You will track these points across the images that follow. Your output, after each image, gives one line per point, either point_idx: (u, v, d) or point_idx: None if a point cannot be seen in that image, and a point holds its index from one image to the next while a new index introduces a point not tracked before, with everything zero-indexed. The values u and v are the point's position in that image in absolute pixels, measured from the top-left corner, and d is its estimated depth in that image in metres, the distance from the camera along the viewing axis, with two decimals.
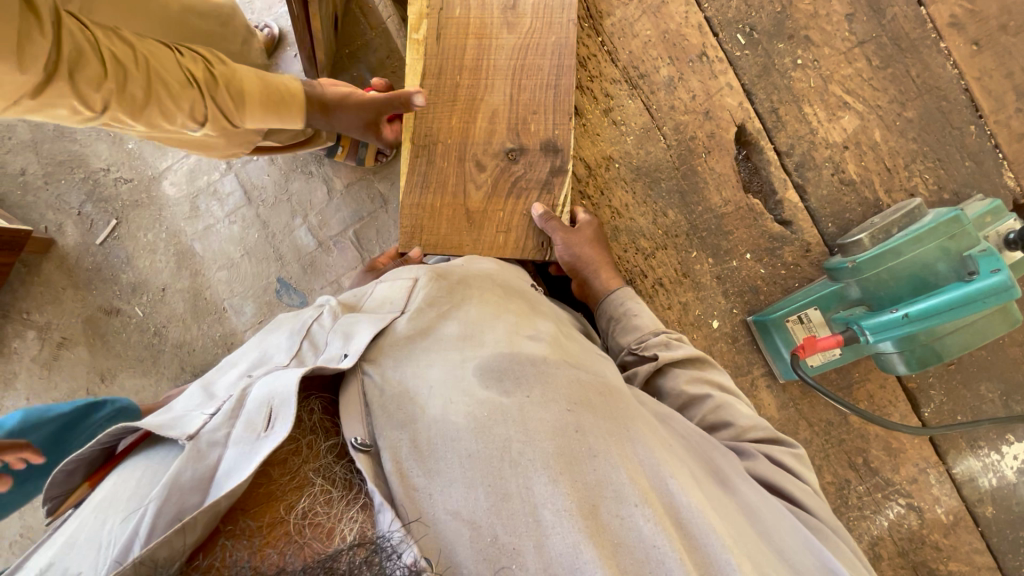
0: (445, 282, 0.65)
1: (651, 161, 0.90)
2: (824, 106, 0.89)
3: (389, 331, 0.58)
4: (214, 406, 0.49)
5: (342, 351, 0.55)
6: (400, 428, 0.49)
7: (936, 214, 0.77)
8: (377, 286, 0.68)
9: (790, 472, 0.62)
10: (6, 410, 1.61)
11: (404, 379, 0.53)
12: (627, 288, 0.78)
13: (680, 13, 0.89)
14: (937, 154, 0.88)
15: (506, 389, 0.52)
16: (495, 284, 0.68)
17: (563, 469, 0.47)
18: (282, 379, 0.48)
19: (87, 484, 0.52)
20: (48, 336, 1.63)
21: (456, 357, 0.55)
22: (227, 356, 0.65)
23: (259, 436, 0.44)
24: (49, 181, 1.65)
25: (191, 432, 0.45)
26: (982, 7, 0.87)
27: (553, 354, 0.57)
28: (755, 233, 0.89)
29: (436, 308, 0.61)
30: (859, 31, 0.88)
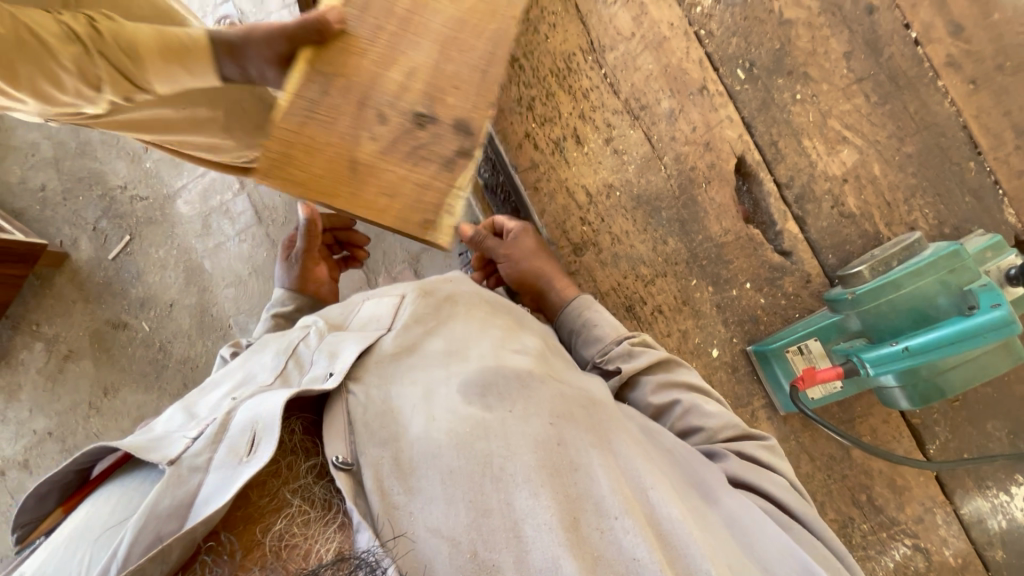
0: (432, 298, 0.70)
1: (651, 190, 0.91)
2: (824, 140, 0.90)
3: (375, 349, 0.61)
4: (196, 430, 0.49)
5: (327, 370, 0.57)
6: (382, 445, 0.50)
7: (934, 247, 0.77)
8: (365, 303, 0.73)
9: (763, 465, 0.64)
10: (10, 418, 1.76)
11: (389, 397, 0.55)
12: (586, 296, 0.82)
13: (681, 48, 0.92)
14: (937, 189, 0.89)
15: (490, 403, 0.54)
16: (481, 303, 0.72)
17: (546, 484, 0.48)
18: (267, 401, 0.48)
19: (59, 509, 0.54)
20: (56, 347, 1.79)
21: (441, 374, 0.58)
22: (209, 378, 0.67)
23: (241, 461, 0.44)
24: (69, 199, 1.85)
25: (172, 457, 0.45)
26: (979, 47, 0.89)
27: (537, 369, 0.59)
28: (755, 263, 0.90)
29: (422, 326, 0.66)
30: (858, 68, 0.90)
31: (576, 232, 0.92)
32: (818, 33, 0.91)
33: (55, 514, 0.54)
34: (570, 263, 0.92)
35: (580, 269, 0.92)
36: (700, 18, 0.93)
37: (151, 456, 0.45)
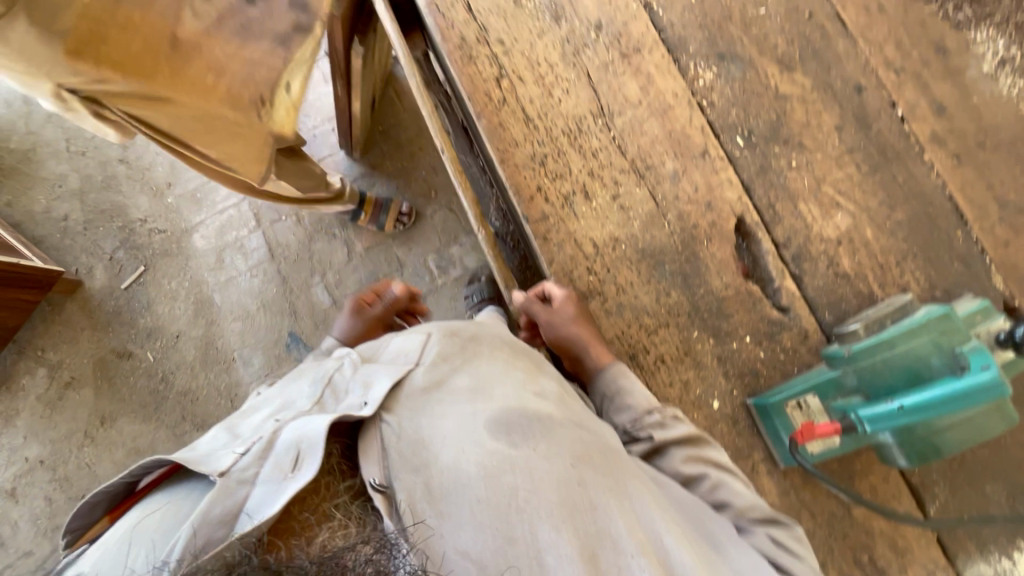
0: (457, 339, 0.79)
1: (655, 244, 0.96)
2: (819, 204, 0.96)
3: (405, 384, 0.71)
4: (243, 446, 0.62)
5: (362, 400, 0.68)
6: (417, 471, 0.61)
7: (927, 309, 0.80)
8: (393, 339, 0.82)
9: (791, 551, 0.73)
10: (4, 444, 1.84)
11: (420, 427, 0.65)
12: (620, 363, 0.90)
13: (684, 116, 0.99)
14: (927, 254, 0.93)
15: (514, 441, 0.64)
16: (501, 342, 0.81)
17: (559, 519, 0.60)
18: (308, 426, 0.60)
19: (105, 517, 0.67)
20: (58, 374, 1.89)
21: (468, 409, 0.67)
22: (252, 400, 0.79)
23: (285, 476, 0.56)
24: (88, 228, 2.00)
25: (222, 470, 0.58)
26: (960, 125, 0.96)
27: (558, 414, 0.69)
28: (754, 318, 0.93)
29: (449, 361, 0.75)
30: (849, 140, 0.97)
31: (582, 280, 0.96)
32: (811, 108, 0.98)
33: (102, 521, 0.66)
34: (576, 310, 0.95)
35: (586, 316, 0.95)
36: (703, 90, 1.00)
37: (202, 468, 0.59)
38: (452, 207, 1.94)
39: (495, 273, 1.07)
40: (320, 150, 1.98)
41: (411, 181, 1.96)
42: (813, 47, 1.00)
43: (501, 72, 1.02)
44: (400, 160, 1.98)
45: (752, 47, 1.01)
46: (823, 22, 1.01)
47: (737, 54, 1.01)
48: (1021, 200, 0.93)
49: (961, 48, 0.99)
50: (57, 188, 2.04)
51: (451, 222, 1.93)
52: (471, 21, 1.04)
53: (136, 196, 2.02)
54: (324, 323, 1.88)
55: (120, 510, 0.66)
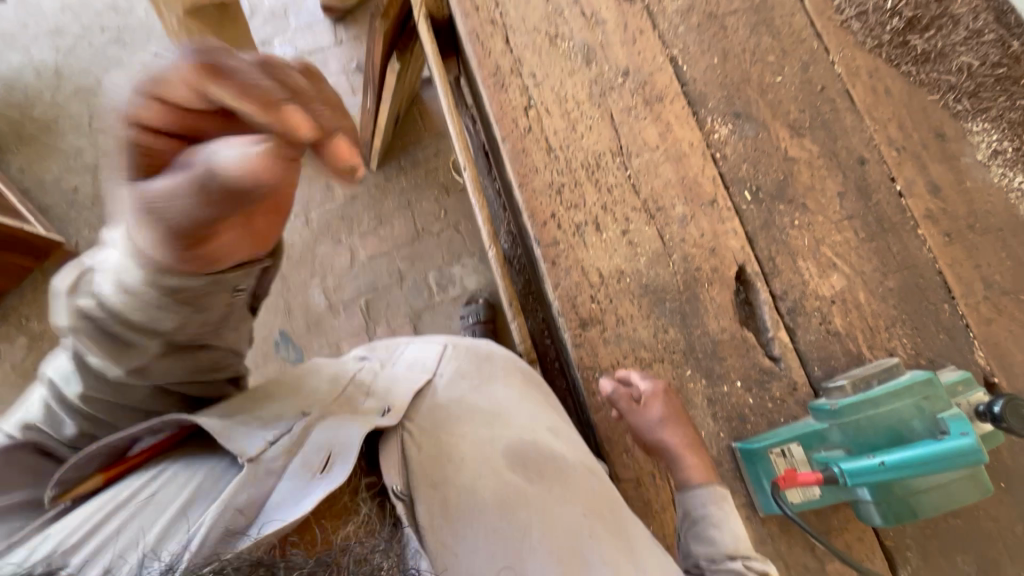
0: (473, 360, 0.91)
1: (658, 281, 0.99)
2: (817, 263, 1.00)
3: (427, 398, 0.81)
4: (271, 432, 0.70)
5: (384, 405, 0.77)
6: (434, 485, 0.68)
7: (910, 373, 0.85)
8: (406, 348, 0.95)
9: None
10: None
11: (441, 441, 0.74)
12: (719, 488, 0.85)
13: (697, 165, 1.05)
14: (914, 323, 0.97)
15: (530, 476, 0.72)
16: (515, 367, 0.95)
17: (568, 566, 0.65)
18: (341, 430, 0.69)
19: (98, 475, 0.73)
20: (38, 344, 1.86)
21: (487, 434, 0.76)
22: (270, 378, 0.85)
23: (314, 475, 0.64)
24: (96, 202, 2.02)
25: (251, 455, 0.66)
26: (952, 206, 1.02)
27: (571, 459, 0.78)
28: (746, 363, 0.96)
29: (468, 380, 0.87)
30: (849, 208, 1.02)
31: (585, 308, 0.98)
32: (817, 172, 1.04)
33: (94, 480, 0.72)
34: (575, 335, 0.97)
35: (584, 342, 0.97)
36: (717, 143, 1.06)
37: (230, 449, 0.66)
38: (459, 227, 1.97)
39: (500, 290, 1.10)
40: None
41: (423, 198, 2.00)
42: (823, 117, 1.07)
43: (530, 102, 1.08)
44: (415, 174, 2.03)
45: (767, 110, 1.07)
46: (833, 96, 1.08)
47: (752, 114, 1.07)
48: (1006, 282, 0.98)
49: (958, 136, 1.06)
50: (71, 160, 2.07)
51: (456, 242, 1.96)
52: (508, 52, 1.11)
53: None
54: (317, 325, 1.88)
55: (116, 472, 0.73)
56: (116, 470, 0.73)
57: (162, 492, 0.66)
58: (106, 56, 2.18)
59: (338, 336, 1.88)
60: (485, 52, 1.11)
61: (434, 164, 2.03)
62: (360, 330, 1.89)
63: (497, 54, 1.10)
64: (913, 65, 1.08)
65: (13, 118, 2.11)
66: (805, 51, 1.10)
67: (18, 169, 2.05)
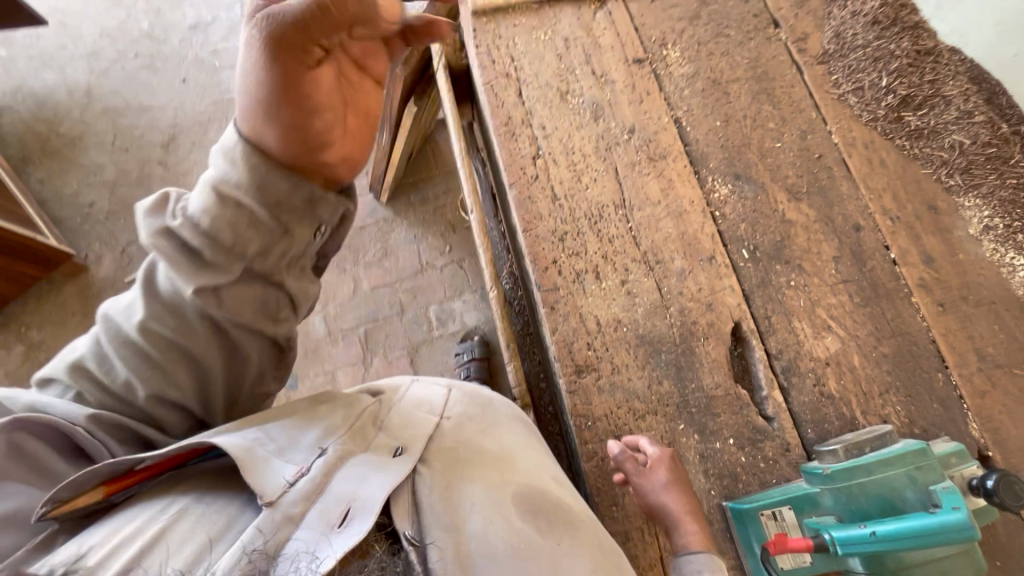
0: (481, 406, 0.96)
1: (655, 333, 1.01)
2: (812, 324, 1.01)
3: (437, 439, 0.84)
4: (294, 470, 0.70)
5: (396, 443, 0.81)
6: (447, 532, 0.69)
7: (903, 441, 0.85)
8: (416, 385, 0.99)
9: None
10: None
11: (452, 486, 0.75)
12: (712, 556, 0.80)
13: (697, 221, 1.08)
14: (908, 390, 0.97)
15: (538, 527, 0.73)
16: (517, 417, 0.99)
17: None
18: (361, 486, 0.70)
19: (103, 489, 0.68)
20: (36, 353, 2.00)
21: (497, 480, 0.78)
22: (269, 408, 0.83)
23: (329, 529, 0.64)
24: (109, 219, 2.19)
25: (272, 498, 0.65)
26: (945, 277, 1.04)
27: (580, 512, 0.79)
28: (739, 421, 0.96)
29: (475, 424, 0.90)
30: (844, 271, 1.05)
31: (581, 354, 0.99)
32: (813, 236, 1.07)
33: (95, 493, 0.68)
34: (570, 382, 0.98)
35: (579, 390, 0.97)
36: (717, 202, 1.10)
37: (258, 487, 0.66)
38: (463, 263, 2.00)
39: (498, 333, 1.12)
40: None
41: (430, 234, 2.04)
42: (820, 183, 1.11)
43: (539, 152, 1.13)
44: (424, 210, 2.07)
45: (765, 173, 1.11)
46: (830, 164, 1.12)
47: (751, 176, 1.11)
48: (1000, 355, 0.99)
49: (950, 210, 1.09)
50: (92, 177, 2.25)
51: (459, 278, 1.99)
52: (520, 104, 1.16)
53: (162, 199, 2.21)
54: (314, 352, 1.90)
55: (120, 486, 0.69)
56: (119, 484, 0.69)
57: (171, 529, 0.64)
58: (136, 79, 2.42)
59: (333, 365, 1.89)
60: (499, 103, 1.16)
61: (444, 200, 2.08)
62: (356, 360, 1.90)
63: (509, 105, 1.16)
64: (907, 140, 1.13)
65: (40, 131, 2.32)
66: (804, 120, 1.16)
67: (38, 181, 2.24)
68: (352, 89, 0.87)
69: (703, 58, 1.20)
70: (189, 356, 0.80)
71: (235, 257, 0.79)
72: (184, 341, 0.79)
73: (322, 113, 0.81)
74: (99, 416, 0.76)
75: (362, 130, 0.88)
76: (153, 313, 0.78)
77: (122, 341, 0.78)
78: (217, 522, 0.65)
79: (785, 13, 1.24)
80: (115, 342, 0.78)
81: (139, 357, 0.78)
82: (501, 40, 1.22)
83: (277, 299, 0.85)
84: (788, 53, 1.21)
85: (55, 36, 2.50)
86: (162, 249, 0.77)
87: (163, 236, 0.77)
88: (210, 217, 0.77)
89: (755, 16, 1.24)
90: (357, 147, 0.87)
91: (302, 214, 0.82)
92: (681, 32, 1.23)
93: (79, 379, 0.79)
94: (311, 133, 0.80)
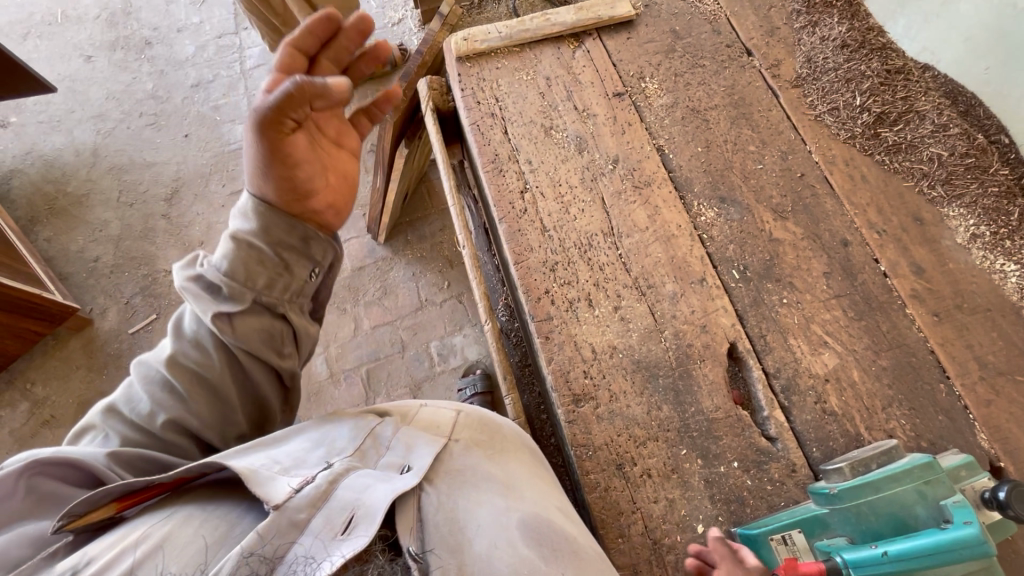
0: (487, 427, 0.92)
1: (651, 357, 1.01)
2: (808, 341, 1.01)
3: (444, 460, 0.83)
4: (297, 481, 0.71)
5: (403, 462, 0.81)
6: (451, 554, 0.70)
7: (910, 456, 0.83)
8: (422, 407, 0.95)
9: None
10: None
11: (458, 508, 0.75)
12: None
13: (686, 245, 1.09)
14: (911, 403, 0.96)
15: (544, 553, 0.71)
16: (522, 442, 0.95)
17: None
18: (365, 495, 0.70)
19: (114, 505, 0.69)
20: (41, 409, 2.01)
21: (504, 505, 0.76)
22: (282, 430, 0.85)
23: (335, 536, 0.65)
24: (114, 272, 2.23)
25: (276, 502, 0.66)
26: (937, 286, 1.04)
27: (584, 541, 0.77)
28: (742, 443, 0.94)
29: (481, 450, 0.87)
30: (835, 287, 1.05)
31: (578, 383, 0.99)
32: (801, 253, 1.08)
33: (106, 509, 0.69)
34: (568, 412, 0.97)
35: (577, 419, 0.97)
36: (704, 225, 1.12)
37: (261, 492, 0.67)
38: (462, 298, 2.02)
39: (496, 365, 1.12)
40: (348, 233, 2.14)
41: (428, 270, 2.07)
42: (804, 202, 1.13)
43: (526, 186, 1.16)
44: (422, 247, 2.10)
45: (750, 195, 1.13)
46: (813, 182, 1.14)
47: (736, 199, 1.13)
48: (1000, 362, 0.97)
49: (936, 220, 1.09)
50: (98, 232, 2.31)
51: (458, 313, 2.00)
52: (506, 141, 1.20)
53: (165, 250, 2.27)
54: (316, 395, 1.90)
55: (131, 502, 0.70)
56: (130, 500, 0.70)
57: (176, 535, 0.66)
58: (140, 137, 2.51)
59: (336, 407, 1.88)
60: (486, 140, 1.20)
61: (441, 237, 2.12)
62: (359, 400, 1.89)
63: (496, 142, 1.20)
64: (886, 155, 1.15)
65: (48, 192, 2.40)
66: (783, 142, 1.18)
67: (46, 240, 2.30)
68: (333, 155, 0.99)
69: (680, 88, 1.25)
70: (206, 389, 0.89)
71: (247, 288, 0.88)
72: (205, 374, 0.88)
73: (304, 165, 0.92)
74: (117, 452, 0.79)
75: (345, 186, 1.00)
76: (182, 350, 0.88)
77: (150, 379, 0.88)
78: (217, 528, 0.67)
79: (756, 41, 1.29)
80: (146, 383, 0.88)
81: (165, 391, 0.87)
82: (485, 82, 1.27)
83: (283, 335, 0.93)
84: (763, 79, 1.25)
85: (63, 101, 2.61)
86: (190, 290, 0.87)
87: (192, 280, 0.88)
88: (227, 259, 0.88)
89: (728, 46, 1.29)
90: (340, 196, 0.99)
91: (301, 252, 0.94)
92: (658, 65, 1.28)
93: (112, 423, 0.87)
94: (298, 185, 0.92)
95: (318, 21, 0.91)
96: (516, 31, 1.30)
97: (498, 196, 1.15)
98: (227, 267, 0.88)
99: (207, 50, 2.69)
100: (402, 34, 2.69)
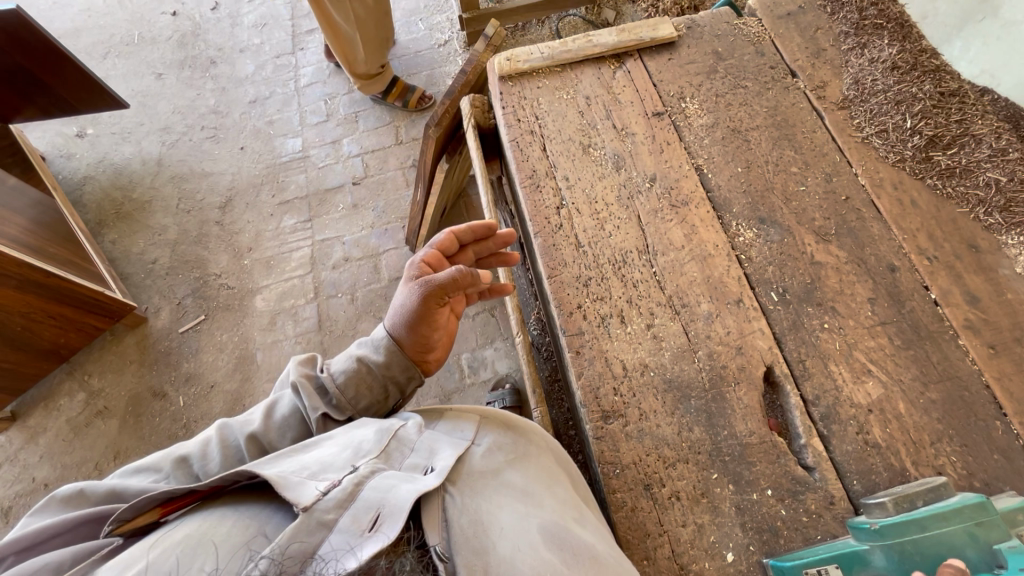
0: (511, 432, 0.93)
1: (683, 377, 0.99)
2: (850, 368, 0.98)
3: (466, 463, 0.84)
4: (324, 484, 0.72)
5: (427, 464, 0.82)
6: (476, 554, 0.69)
7: (960, 495, 0.80)
8: (445, 413, 0.96)
9: None
10: (34, 453, 2.05)
11: (480, 509, 0.76)
12: None
13: (722, 266, 1.08)
14: (963, 439, 0.91)
15: (564, 557, 0.72)
16: (548, 447, 0.96)
17: None
18: (390, 493, 0.72)
19: (157, 511, 0.73)
20: (95, 400, 2.13)
21: (524, 510, 0.77)
22: (314, 437, 0.87)
23: (362, 533, 0.67)
24: (169, 274, 2.37)
25: (304, 504, 0.67)
26: (994, 318, 0.99)
27: (603, 546, 0.77)
28: (777, 471, 0.91)
29: (505, 453, 0.88)
30: (881, 313, 1.01)
31: (608, 400, 0.99)
32: (845, 277, 1.05)
33: (151, 514, 0.72)
34: (597, 428, 0.97)
35: (606, 436, 0.96)
36: (742, 245, 1.10)
37: (290, 495, 0.68)
38: (494, 311, 2.05)
39: (526, 377, 1.12)
40: (388, 243, 2.32)
41: None
42: (848, 225, 1.10)
43: (563, 203, 1.17)
44: None
45: (791, 216, 1.11)
46: (858, 205, 1.11)
47: (776, 220, 1.11)
48: None
49: (993, 248, 1.04)
50: (157, 236, 2.47)
51: (490, 326, 2.03)
52: (544, 158, 1.22)
53: (216, 254, 2.40)
54: None
55: (174, 507, 0.74)
56: (173, 505, 0.74)
57: (211, 534, 0.67)
58: (201, 149, 2.68)
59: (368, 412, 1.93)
60: (523, 157, 1.22)
61: None
62: None
63: (534, 159, 1.22)
64: (939, 179, 1.11)
65: (116, 197, 2.58)
66: (828, 164, 1.16)
67: (110, 242, 2.47)
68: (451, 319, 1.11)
69: (721, 108, 1.24)
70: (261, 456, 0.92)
71: (351, 405, 0.98)
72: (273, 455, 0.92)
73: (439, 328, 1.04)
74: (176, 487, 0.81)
75: (448, 344, 1.10)
76: (266, 430, 0.93)
77: (228, 446, 0.90)
78: (246, 528, 0.69)
79: (801, 63, 1.28)
80: (222, 446, 0.89)
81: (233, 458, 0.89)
82: (525, 100, 1.30)
83: None
84: (807, 100, 1.24)
85: (135, 115, 2.82)
86: (304, 387, 0.95)
87: (307, 378, 0.98)
88: (345, 375, 0.98)
89: (772, 67, 1.28)
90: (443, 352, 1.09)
91: (401, 386, 1.03)
92: (698, 86, 1.28)
93: (178, 474, 0.86)
94: (428, 341, 1.03)
95: (481, 224, 1.11)
96: (557, 52, 1.33)
97: (534, 212, 1.16)
98: (343, 380, 0.98)
99: (265, 69, 2.86)
100: (447, 55, 2.80)
